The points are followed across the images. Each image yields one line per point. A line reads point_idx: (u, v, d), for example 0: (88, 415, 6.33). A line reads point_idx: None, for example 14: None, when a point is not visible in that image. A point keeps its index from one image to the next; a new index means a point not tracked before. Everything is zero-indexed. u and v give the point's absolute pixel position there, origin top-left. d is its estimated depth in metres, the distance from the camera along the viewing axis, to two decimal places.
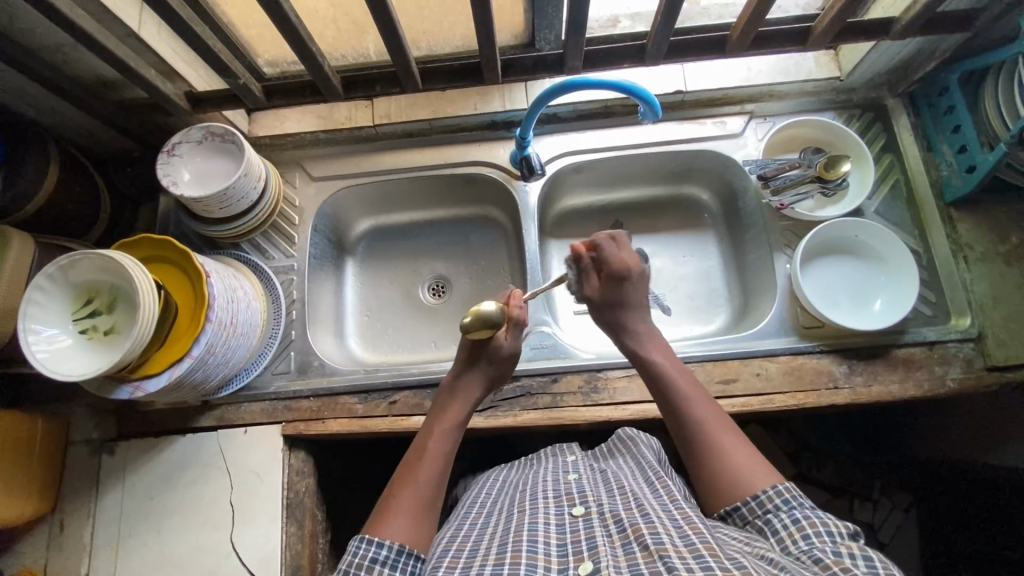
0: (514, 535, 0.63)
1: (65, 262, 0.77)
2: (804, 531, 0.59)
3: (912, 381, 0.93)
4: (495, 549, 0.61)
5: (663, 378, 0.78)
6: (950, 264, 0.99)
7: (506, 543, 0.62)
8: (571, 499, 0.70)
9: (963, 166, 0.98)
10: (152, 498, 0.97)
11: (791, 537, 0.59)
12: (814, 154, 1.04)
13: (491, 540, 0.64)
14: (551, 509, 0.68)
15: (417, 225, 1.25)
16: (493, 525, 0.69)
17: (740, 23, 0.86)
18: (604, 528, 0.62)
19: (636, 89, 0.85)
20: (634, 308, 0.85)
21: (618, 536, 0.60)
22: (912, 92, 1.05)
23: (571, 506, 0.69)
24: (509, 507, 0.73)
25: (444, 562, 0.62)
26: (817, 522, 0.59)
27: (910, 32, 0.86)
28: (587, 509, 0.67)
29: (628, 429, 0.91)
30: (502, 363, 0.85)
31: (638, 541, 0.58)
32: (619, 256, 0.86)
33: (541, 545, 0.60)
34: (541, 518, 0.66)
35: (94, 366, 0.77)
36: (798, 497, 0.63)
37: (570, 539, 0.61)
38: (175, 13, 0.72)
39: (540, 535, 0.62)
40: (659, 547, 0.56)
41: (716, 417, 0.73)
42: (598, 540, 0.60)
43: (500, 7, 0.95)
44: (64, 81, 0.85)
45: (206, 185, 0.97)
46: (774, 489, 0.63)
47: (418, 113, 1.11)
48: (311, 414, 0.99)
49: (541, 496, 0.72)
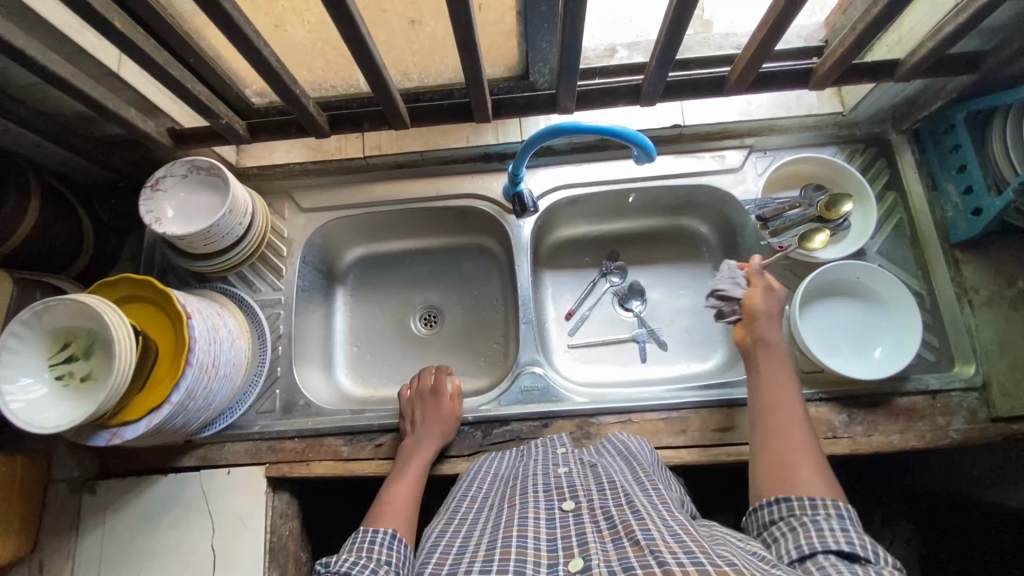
0: (504, 530, 0.61)
1: (39, 308, 0.75)
2: (849, 539, 0.57)
3: (913, 431, 0.91)
4: (485, 545, 0.59)
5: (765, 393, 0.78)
6: (955, 308, 0.96)
7: (497, 538, 0.60)
8: (562, 493, 0.68)
9: (969, 208, 0.94)
10: (133, 539, 0.95)
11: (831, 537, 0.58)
12: (815, 192, 1.02)
13: (481, 536, 0.62)
14: (542, 503, 0.66)
15: (409, 254, 1.21)
16: (483, 520, 0.67)
17: (741, 64, 0.84)
18: (594, 524, 0.60)
19: (630, 134, 0.84)
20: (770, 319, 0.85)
21: (608, 533, 0.58)
22: (918, 128, 1.02)
23: (562, 501, 0.66)
24: (499, 503, 0.70)
25: (432, 558, 0.60)
26: (863, 539, 0.57)
27: (915, 74, 0.83)
28: (577, 504, 0.64)
29: (621, 434, 0.87)
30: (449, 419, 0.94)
31: (628, 536, 0.56)
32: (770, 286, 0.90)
33: (531, 539, 0.59)
34: (531, 512, 0.64)
35: (68, 416, 0.75)
36: (852, 516, 0.61)
37: (561, 534, 0.59)
38: (151, 59, 0.71)
39: (530, 530, 0.60)
40: (649, 542, 0.54)
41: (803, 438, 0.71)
42: (588, 536, 0.58)
43: (490, 41, 0.90)
44: (43, 118, 0.84)
45: (190, 221, 0.94)
46: (832, 502, 0.62)
47: (410, 145, 1.09)
48: (295, 455, 0.97)
49: (531, 489, 0.70)
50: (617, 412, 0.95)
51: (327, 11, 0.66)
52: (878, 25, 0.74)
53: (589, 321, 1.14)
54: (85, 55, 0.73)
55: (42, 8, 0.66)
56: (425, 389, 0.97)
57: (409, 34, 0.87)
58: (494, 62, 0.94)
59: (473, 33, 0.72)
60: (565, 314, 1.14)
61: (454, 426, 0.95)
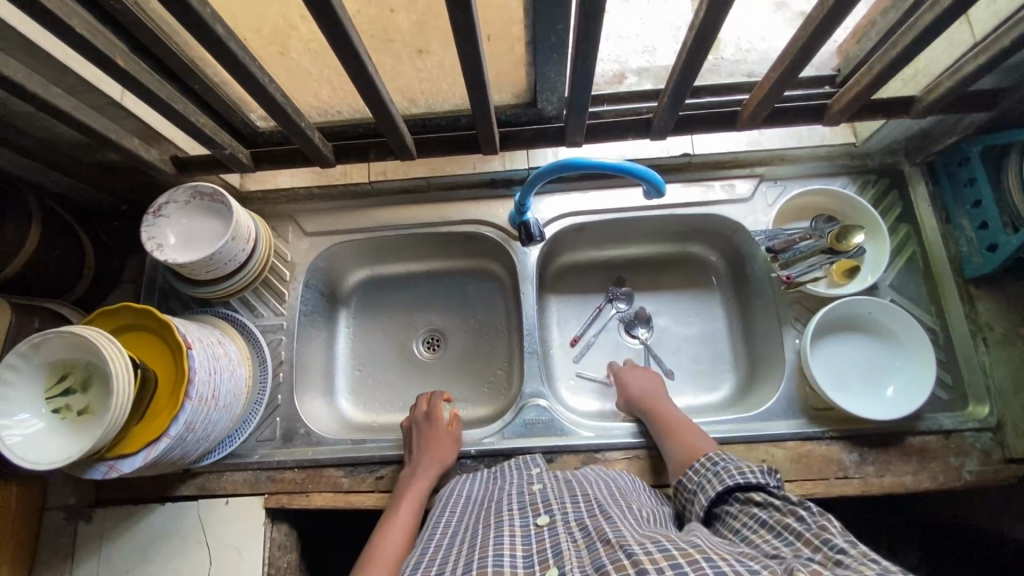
0: (479, 551, 0.58)
1: (37, 340, 0.74)
2: (730, 474, 0.69)
3: (926, 472, 0.89)
4: (461, 568, 0.56)
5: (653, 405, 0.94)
6: (969, 345, 0.94)
7: (474, 559, 0.57)
8: (536, 508, 0.66)
9: (983, 244, 0.93)
10: (128, 571, 0.93)
11: (720, 480, 0.70)
12: (826, 223, 1.00)
13: (457, 560, 0.58)
14: (516, 520, 0.63)
15: (412, 277, 1.20)
16: (459, 542, 0.63)
17: (755, 99, 0.83)
18: (569, 534, 0.59)
19: (639, 171, 0.83)
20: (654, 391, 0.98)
21: (583, 540, 0.57)
22: (931, 161, 1.01)
23: (536, 516, 0.64)
24: (475, 524, 0.66)
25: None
26: (739, 469, 0.69)
27: (931, 111, 0.82)
28: (551, 517, 0.63)
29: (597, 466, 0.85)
30: (445, 448, 0.92)
31: (601, 539, 0.55)
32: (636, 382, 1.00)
33: (508, 556, 0.56)
34: (506, 530, 0.61)
35: (65, 452, 0.73)
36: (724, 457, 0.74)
37: (536, 550, 0.57)
38: (154, 93, 0.70)
39: (506, 547, 0.57)
40: (619, 539, 0.54)
41: (685, 425, 0.88)
42: (563, 545, 0.57)
43: (499, 70, 0.87)
44: (46, 145, 0.83)
45: (192, 247, 0.93)
46: (705, 456, 0.76)
47: (417, 170, 1.09)
48: (294, 486, 0.96)
49: (506, 507, 0.67)
50: (623, 448, 0.94)
51: (333, 49, 0.65)
52: (895, 66, 0.73)
53: (595, 348, 1.12)
54: (87, 86, 0.73)
55: (44, 42, 0.66)
56: (420, 417, 0.96)
57: (416, 63, 0.86)
58: (502, 90, 0.92)
59: (481, 68, 0.71)
60: (570, 340, 1.12)
61: (451, 455, 0.92)
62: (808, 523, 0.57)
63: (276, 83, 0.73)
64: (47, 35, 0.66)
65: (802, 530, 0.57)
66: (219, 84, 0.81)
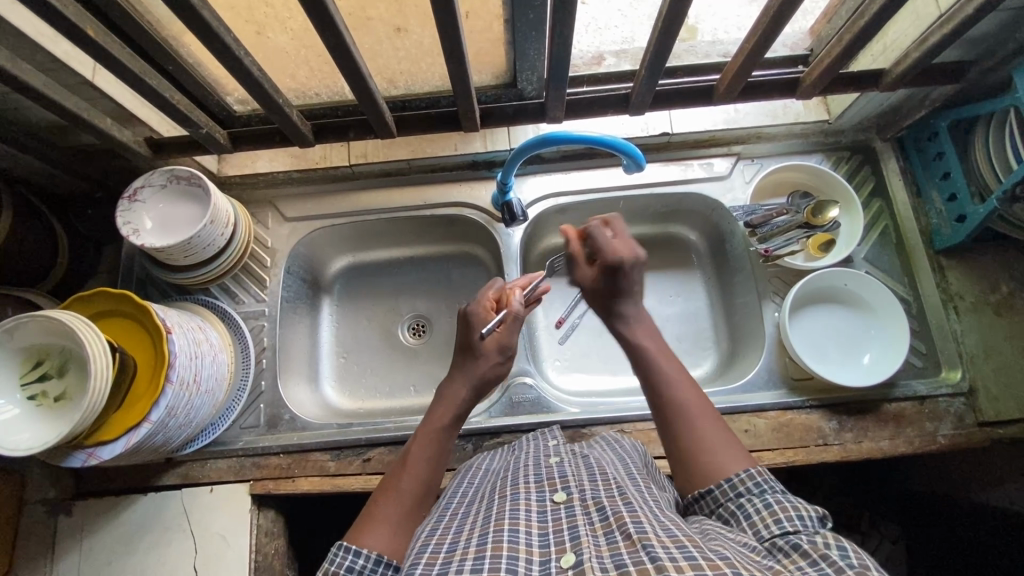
0: (493, 524, 0.54)
1: (10, 326, 0.72)
2: (776, 516, 0.54)
3: (903, 437, 0.91)
4: (475, 541, 0.52)
5: (646, 354, 0.74)
6: (941, 314, 0.97)
7: (488, 532, 0.53)
8: (554, 483, 0.61)
9: (953, 215, 0.96)
10: (111, 562, 0.91)
11: (763, 523, 0.54)
12: (801, 199, 1.03)
13: (471, 531, 0.55)
14: (533, 494, 0.59)
15: (395, 263, 1.19)
16: (473, 515, 0.59)
17: (729, 74, 0.84)
18: (586, 515, 0.54)
19: (619, 144, 0.85)
20: (632, 299, 0.80)
21: (600, 525, 0.52)
22: (901, 137, 1.04)
23: (553, 492, 0.59)
24: (490, 495, 0.63)
25: (422, 558, 0.52)
26: (788, 508, 0.54)
27: (899, 84, 0.85)
28: (569, 494, 0.58)
29: (613, 432, 0.84)
30: (495, 360, 0.79)
31: (621, 530, 0.50)
32: (610, 245, 0.81)
33: (523, 534, 0.52)
34: (522, 504, 0.57)
35: (40, 437, 0.71)
36: (770, 481, 0.59)
37: (553, 529, 0.53)
38: (128, 71, 0.70)
39: (521, 523, 0.53)
40: (641, 535, 0.49)
41: (696, 398, 0.69)
42: (579, 529, 0.52)
43: (477, 49, 0.88)
44: (14, 127, 0.81)
45: (168, 231, 0.91)
46: (747, 473, 0.60)
47: (397, 153, 1.08)
48: (280, 471, 0.96)
49: (522, 480, 0.63)
50: (609, 423, 0.95)
51: (311, 21, 0.65)
52: (864, 37, 0.75)
53: (580, 329, 1.12)
54: (58, 63, 0.73)
55: (13, 18, 0.65)
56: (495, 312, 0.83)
57: (394, 42, 0.86)
58: (482, 70, 0.93)
59: (460, 44, 0.71)
60: (555, 322, 1.12)
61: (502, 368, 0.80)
62: (857, 570, 0.45)
63: (252, 58, 0.73)
64: (17, 11, 0.65)
65: (849, 569, 0.45)
66: (194, 65, 0.81)
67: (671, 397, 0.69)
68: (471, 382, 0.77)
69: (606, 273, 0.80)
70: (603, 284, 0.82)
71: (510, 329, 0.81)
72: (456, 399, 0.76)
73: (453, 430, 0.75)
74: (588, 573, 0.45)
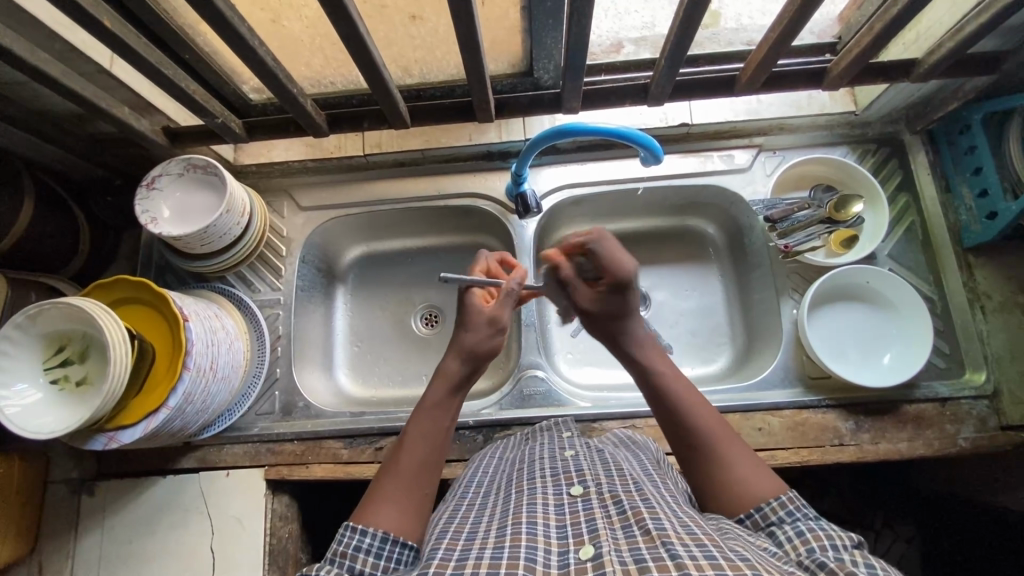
0: (511, 517, 0.54)
1: (33, 311, 0.74)
2: (808, 543, 0.52)
3: (922, 439, 0.90)
4: (493, 532, 0.52)
5: (659, 377, 0.71)
6: (966, 313, 0.94)
7: (506, 524, 0.53)
8: (570, 477, 0.61)
9: (983, 212, 0.92)
10: (132, 541, 0.93)
11: (795, 550, 0.52)
12: (823, 193, 1.00)
13: (489, 522, 0.55)
14: (550, 488, 0.59)
15: (409, 253, 1.19)
16: (491, 506, 0.59)
17: (753, 63, 0.82)
18: (603, 509, 0.54)
19: (637, 137, 0.83)
20: (633, 317, 0.77)
21: (618, 518, 0.52)
22: (932, 129, 1.00)
23: (570, 485, 0.59)
24: (505, 487, 0.63)
25: (442, 545, 0.52)
26: (822, 535, 0.53)
27: (930, 74, 0.82)
28: (585, 488, 0.58)
29: (624, 429, 0.83)
30: (482, 331, 0.75)
31: (639, 525, 0.50)
32: (613, 256, 0.76)
33: (541, 526, 0.52)
34: (539, 498, 0.57)
35: (63, 418, 0.73)
36: (805, 509, 0.57)
37: (570, 522, 0.53)
38: (145, 60, 0.70)
39: (538, 516, 0.53)
40: (660, 532, 0.48)
41: (710, 415, 0.67)
42: (597, 522, 0.51)
43: (493, 37, 0.86)
44: (35, 117, 0.83)
45: (185, 220, 0.92)
46: (778, 500, 0.58)
47: (411, 142, 1.07)
48: (295, 457, 0.97)
49: (539, 473, 0.63)
50: (619, 418, 0.95)
51: (324, 11, 0.64)
52: (895, 26, 0.72)
53: None
54: (76, 52, 0.73)
55: (33, 8, 0.66)
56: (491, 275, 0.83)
57: (409, 30, 0.84)
58: (497, 58, 0.91)
59: (476, 34, 0.70)
60: None
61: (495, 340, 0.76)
62: None
63: (267, 48, 0.72)
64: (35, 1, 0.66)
65: None
66: (210, 55, 0.80)
67: (687, 424, 0.67)
68: (462, 354, 0.74)
69: (612, 290, 0.76)
70: (605, 305, 0.77)
71: (502, 302, 0.77)
72: (452, 374, 0.73)
73: (451, 404, 0.72)
74: (607, 565, 0.45)
